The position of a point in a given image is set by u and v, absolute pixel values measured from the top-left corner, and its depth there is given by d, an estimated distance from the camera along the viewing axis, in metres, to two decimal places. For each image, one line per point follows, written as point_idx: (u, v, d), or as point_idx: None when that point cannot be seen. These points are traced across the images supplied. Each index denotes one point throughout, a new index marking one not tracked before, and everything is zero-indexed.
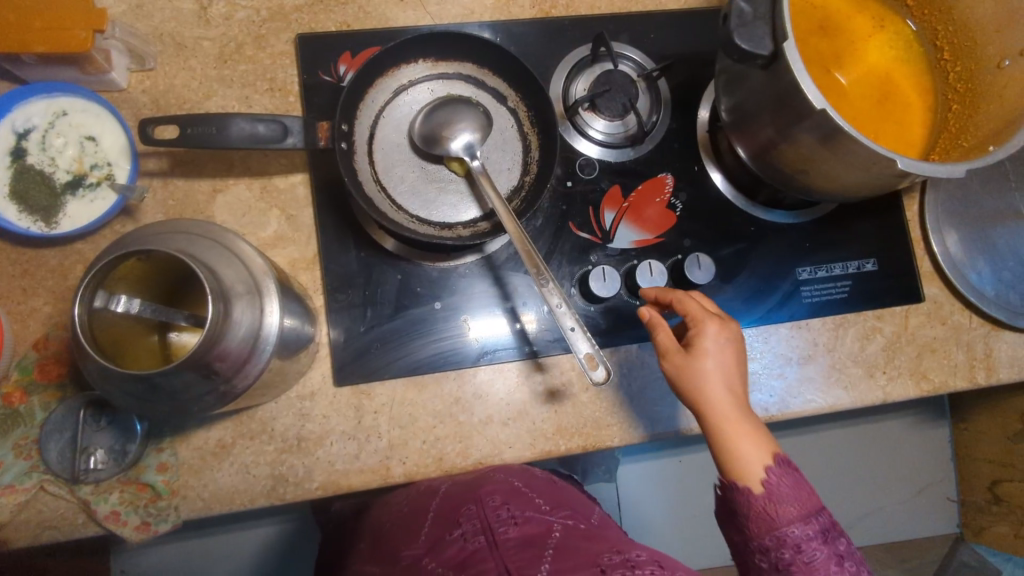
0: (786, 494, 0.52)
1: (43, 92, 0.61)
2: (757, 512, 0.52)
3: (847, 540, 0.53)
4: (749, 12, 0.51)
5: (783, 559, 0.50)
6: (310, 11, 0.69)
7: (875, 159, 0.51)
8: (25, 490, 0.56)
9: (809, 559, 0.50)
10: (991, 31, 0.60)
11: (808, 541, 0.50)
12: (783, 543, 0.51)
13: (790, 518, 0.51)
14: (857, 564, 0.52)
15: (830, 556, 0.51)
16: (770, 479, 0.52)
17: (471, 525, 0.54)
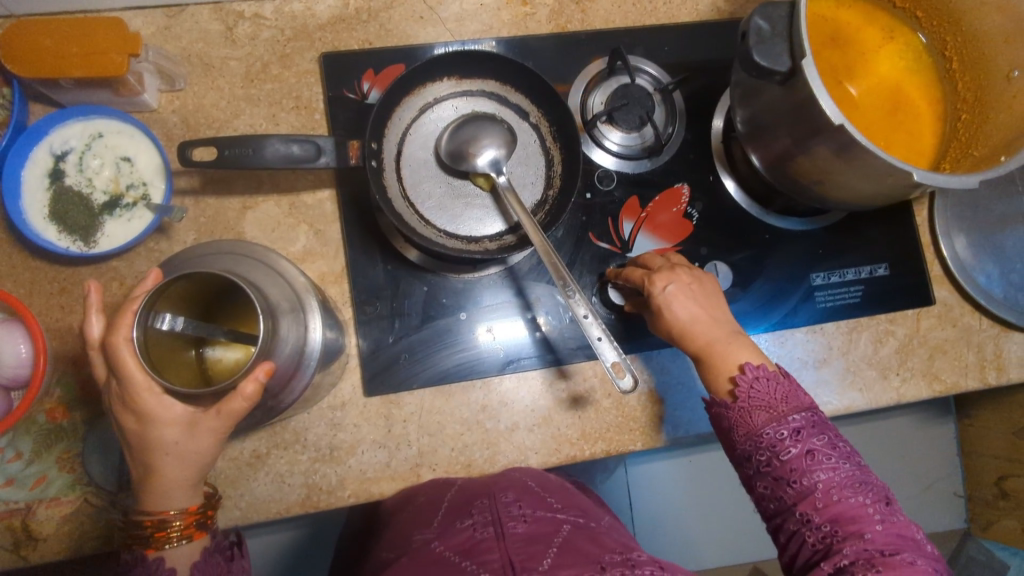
0: (758, 397, 0.53)
1: (78, 114, 0.62)
2: (733, 420, 0.54)
3: (830, 433, 0.52)
4: (767, 29, 0.53)
5: (760, 458, 0.52)
6: (332, 29, 0.70)
7: (892, 171, 0.53)
8: (70, 502, 0.58)
9: (784, 457, 0.51)
10: (1001, 43, 0.62)
11: (781, 439, 0.51)
12: (757, 443, 0.52)
13: (764, 421, 0.52)
14: (842, 458, 0.51)
15: (804, 451, 0.51)
16: (739, 387, 0.54)
17: (484, 515, 0.53)
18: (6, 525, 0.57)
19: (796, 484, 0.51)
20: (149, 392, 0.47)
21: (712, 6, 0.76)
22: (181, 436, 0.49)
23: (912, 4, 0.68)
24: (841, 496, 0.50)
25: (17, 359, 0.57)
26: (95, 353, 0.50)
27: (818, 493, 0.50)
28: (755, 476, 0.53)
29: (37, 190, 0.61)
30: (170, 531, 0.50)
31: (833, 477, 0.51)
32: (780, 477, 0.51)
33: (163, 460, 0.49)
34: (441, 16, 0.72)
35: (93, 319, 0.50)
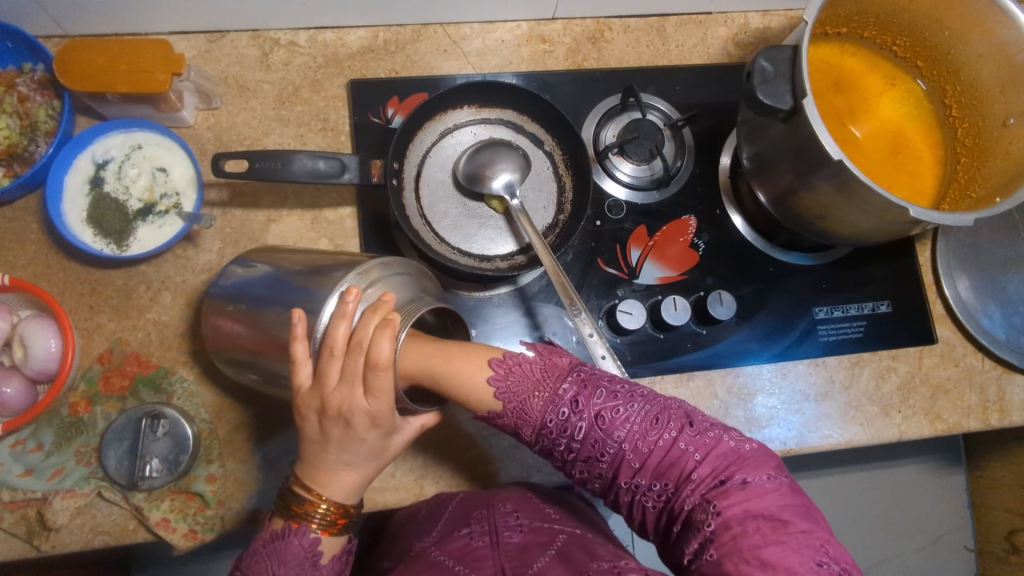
0: (517, 390, 0.52)
1: (121, 126, 0.66)
2: (516, 421, 0.52)
3: (607, 384, 0.53)
4: (771, 70, 0.56)
5: (563, 449, 0.52)
6: (362, 58, 0.75)
7: (889, 207, 0.55)
8: (84, 494, 0.59)
9: (580, 437, 0.51)
10: (997, 92, 0.64)
11: (565, 419, 0.51)
12: (546, 433, 0.52)
13: (542, 412, 0.51)
14: (628, 403, 0.52)
15: (593, 420, 0.51)
16: (500, 389, 0.52)
17: (482, 524, 0.56)
18: (22, 514, 0.59)
19: (606, 458, 0.52)
20: (389, 413, 0.49)
21: (723, 50, 0.80)
22: (376, 441, 0.51)
23: (912, 54, 0.70)
24: (647, 449, 0.51)
25: (47, 353, 0.59)
26: (334, 360, 0.48)
27: (622, 455, 0.51)
28: (567, 465, 0.54)
29: (77, 195, 0.65)
30: (319, 518, 0.51)
31: (635, 436, 0.51)
32: (593, 458, 0.52)
33: (361, 459, 0.52)
34: (464, 50, 0.77)
35: (341, 326, 0.47)
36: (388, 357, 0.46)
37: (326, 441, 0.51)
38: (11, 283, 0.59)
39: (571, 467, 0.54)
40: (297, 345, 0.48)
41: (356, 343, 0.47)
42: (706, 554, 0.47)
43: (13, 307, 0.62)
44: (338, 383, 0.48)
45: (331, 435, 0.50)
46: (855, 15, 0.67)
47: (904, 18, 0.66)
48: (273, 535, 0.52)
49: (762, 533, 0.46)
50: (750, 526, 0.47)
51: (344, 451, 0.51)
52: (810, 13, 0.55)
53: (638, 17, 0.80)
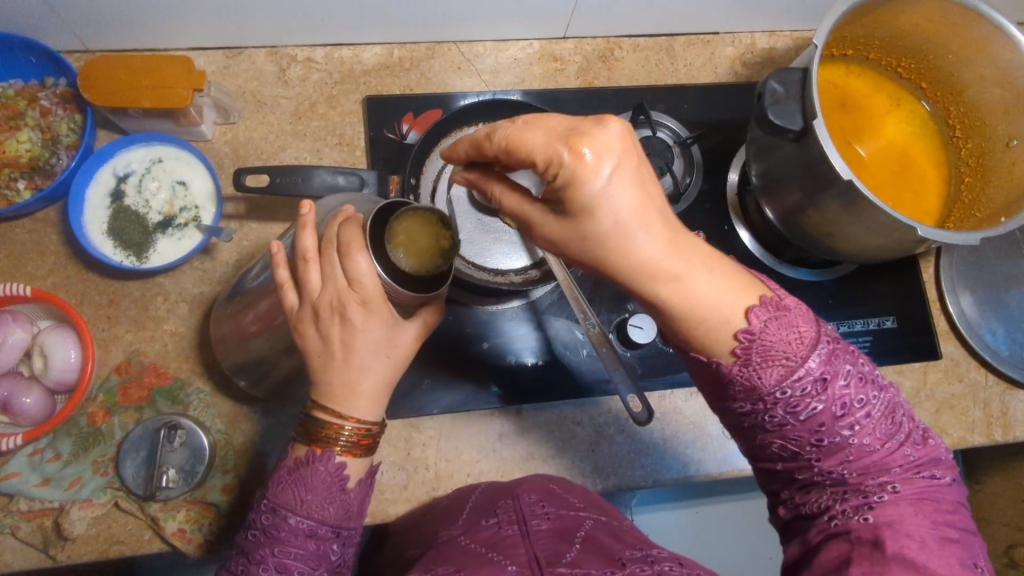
0: (770, 355, 0.45)
1: (142, 141, 0.67)
2: (738, 381, 0.46)
3: (853, 361, 0.47)
4: (781, 91, 0.57)
5: (775, 421, 0.47)
6: (377, 75, 0.76)
7: (897, 226, 0.57)
8: (101, 504, 0.60)
9: (804, 416, 0.46)
10: (1001, 114, 0.66)
11: (802, 394, 0.45)
12: (766, 403, 0.46)
13: (778, 382, 0.45)
14: (868, 390, 0.47)
15: (831, 401, 0.46)
16: (745, 346, 0.44)
17: (509, 513, 0.55)
18: (38, 523, 0.59)
19: (821, 441, 0.47)
20: (385, 298, 0.46)
21: (730, 69, 0.82)
22: (385, 337, 0.48)
23: (917, 76, 0.72)
24: (866, 442, 0.47)
25: (67, 363, 0.60)
26: (312, 262, 0.47)
27: (842, 443, 0.47)
28: (759, 432, 0.48)
29: (97, 208, 0.66)
30: (343, 438, 0.48)
31: (859, 425, 0.47)
32: (800, 436, 0.47)
33: (372, 362, 0.47)
34: (477, 67, 0.78)
35: (306, 232, 0.48)
36: (361, 240, 0.45)
37: (329, 348, 0.47)
38: (32, 294, 0.60)
39: (762, 436, 0.48)
40: (280, 270, 0.50)
41: (324, 240, 0.47)
42: (867, 526, 0.46)
43: (32, 317, 0.63)
44: (324, 283, 0.47)
45: (334, 342, 0.47)
46: (861, 38, 0.68)
47: (909, 40, 0.67)
48: (296, 463, 0.48)
49: (939, 530, 0.46)
50: (933, 521, 0.46)
51: (351, 352, 0.47)
52: (819, 36, 0.57)
53: (648, 37, 0.81)
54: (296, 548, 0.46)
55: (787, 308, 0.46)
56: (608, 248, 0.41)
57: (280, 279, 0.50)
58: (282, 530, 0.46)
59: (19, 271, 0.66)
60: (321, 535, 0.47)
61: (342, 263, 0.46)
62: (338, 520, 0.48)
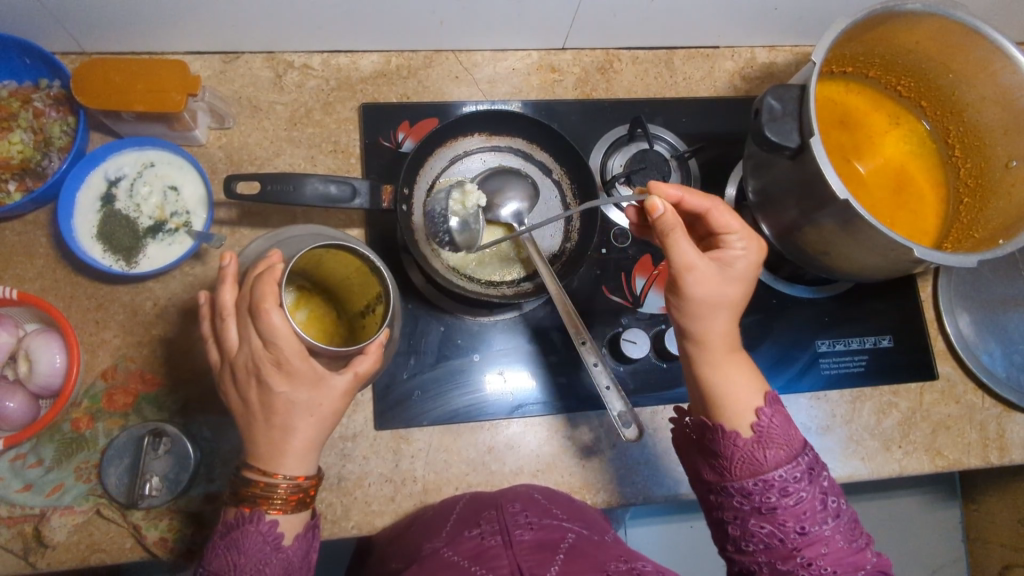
0: (775, 438, 0.52)
1: (134, 145, 0.67)
2: (743, 456, 0.51)
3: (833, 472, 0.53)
4: (779, 109, 0.56)
5: (769, 502, 0.50)
6: (373, 83, 0.76)
7: (893, 247, 0.56)
8: (82, 512, 0.59)
9: (793, 501, 0.50)
10: (1001, 135, 0.65)
11: (796, 481, 0.50)
12: (765, 483, 0.50)
13: (776, 462, 0.51)
14: (841, 498, 0.52)
15: (816, 495, 0.51)
16: (761, 424, 0.52)
17: (492, 524, 0.55)
18: (19, 530, 0.59)
19: (806, 530, 0.50)
20: (296, 358, 0.47)
21: (730, 84, 0.82)
22: (306, 396, 0.49)
23: (917, 95, 0.71)
24: (839, 542, 0.50)
25: (51, 368, 0.60)
26: (230, 320, 0.50)
27: (817, 537, 0.50)
28: (750, 514, 0.51)
29: (88, 211, 0.65)
30: (272, 497, 0.48)
31: (834, 525, 0.50)
32: (788, 522, 0.50)
33: (295, 421, 0.49)
34: (475, 77, 0.78)
35: (228, 288, 0.51)
36: (272, 297, 0.47)
37: (252, 410, 0.49)
38: (18, 297, 0.59)
39: (753, 520, 0.50)
40: (206, 324, 0.54)
41: (240, 296, 0.50)
42: None
43: (18, 321, 0.62)
44: (240, 342, 0.49)
45: (254, 403, 0.49)
46: (861, 56, 0.68)
47: (909, 59, 0.67)
48: (230, 526, 0.48)
49: None
50: None
51: (271, 415, 0.48)
52: (818, 53, 0.56)
53: (647, 50, 0.81)
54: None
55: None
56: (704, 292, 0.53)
57: (210, 335, 0.54)
58: None
59: (7, 273, 0.65)
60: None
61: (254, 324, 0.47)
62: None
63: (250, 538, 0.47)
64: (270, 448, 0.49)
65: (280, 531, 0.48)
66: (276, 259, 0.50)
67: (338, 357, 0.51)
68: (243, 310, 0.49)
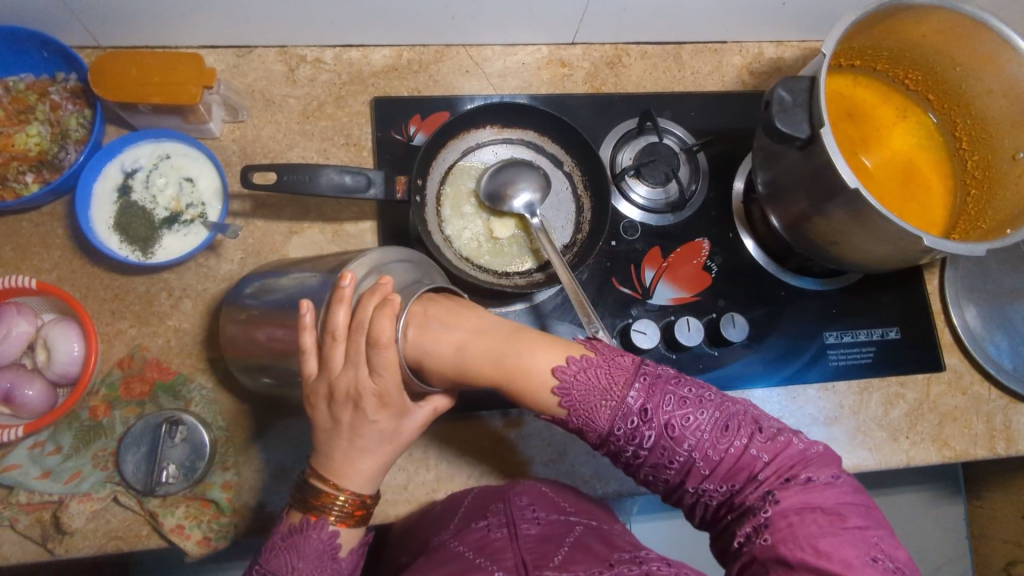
0: (585, 397, 0.50)
1: (150, 137, 0.68)
2: (580, 428, 0.51)
3: (675, 389, 0.51)
4: (789, 100, 0.57)
5: (637, 455, 0.50)
6: (385, 77, 0.77)
7: (903, 236, 0.57)
8: (100, 498, 0.60)
9: (647, 445, 0.50)
10: (1007, 127, 0.66)
11: (634, 428, 0.50)
12: (612, 442, 0.50)
13: (605, 421, 0.50)
14: (695, 409, 0.51)
15: (662, 427, 0.50)
16: (565, 394, 0.49)
17: (498, 518, 0.55)
18: (37, 516, 0.59)
19: (677, 464, 0.50)
20: (398, 393, 0.47)
21: (737, 78, 0.82)
22: (391, 426, 0.49)
23: (924, 88, 0.72)
24: (716, 455, 0.50)
25: (70, 357, 0.60)
26: (338, 342, 0.47)
27: (692, 462, 0.50)
28: (632, 469, 0.52)
29: (105, 202, 0.66)
30: (337, 508, 0.49)
31: (705, 443, 0.50)
32: (666, 462, 0.50)
33: (374, 447, 0.49)
34: (486, 71, 0.78)
35: (341, 309, 0.47)
36: (388, 335, 0.45)
37: (336, 428, 0.49)
38: (37, 287, 0.60)
39: (641, 473, 0.52)
40: (307, 335, 0.48)
41: (357, 320, 0.46)
42: (766, 546, 0.47)
43: (36, 310, 0.63)
44: (345, 365, 0.47)
45: (339, 422, 0.48)
46: (869, 49, 0.69)
47: (916, 52, 0.67)
48: (292, 528, 0.49)
49: (827, 533, 0.47)
50: (812, 522, 0.47)
51: (355, 438, 0.48)
52: (828, 44, 0.57)
53: (655, 45, 0.82)
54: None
55: (593, 355, 0.51)
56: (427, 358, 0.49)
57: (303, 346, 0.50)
58: None
59: (25, 264, 0.66)
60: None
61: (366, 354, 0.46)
62: None
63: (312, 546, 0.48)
64: (327, 459, 0.49)
65: (339, 544, 0.49)
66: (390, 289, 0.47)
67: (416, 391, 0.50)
68: (354, 338, 0.46)
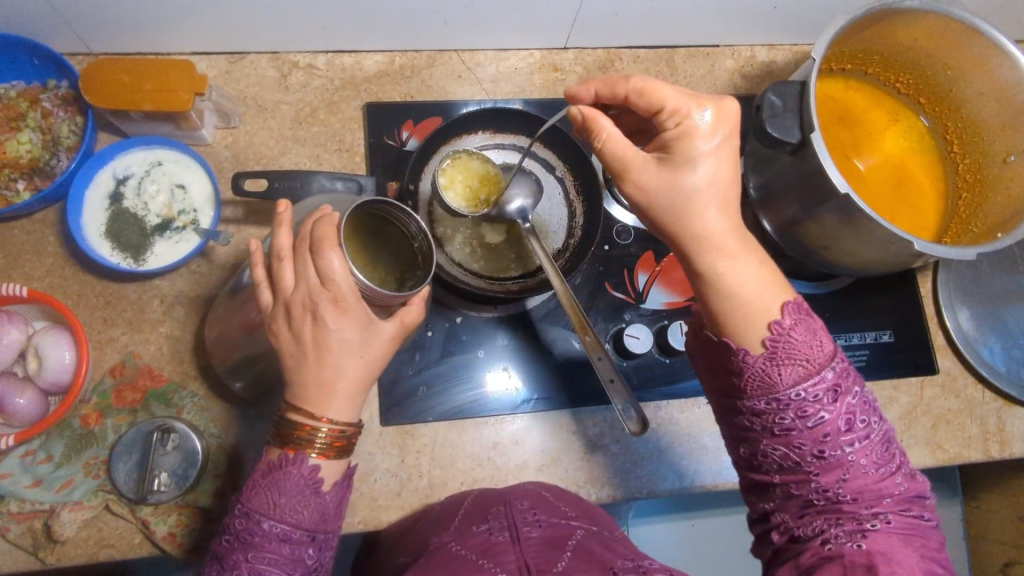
0: (781, 350, 0.48)
1: (142, 143, 0.68)
2: (755, 375, 0.49)
3: (862, 389, 0.50)
4: (780, 105, 0.57)
5: (784, 423, 0.48)
6: (377, 82, 0.77)
7: (894, 241, 0.57)
8: (92, 507, 0.60)
9: (813, 423, 0.47)
10: (998, 130, 0.66)
11: (813, 400, 0.47)
12: (779, 403, 0.48)
13: (791, 379, 0.48)
14: (872, 416, 0.49)
15: (839, 414, 0.48)
16: (773, 338, 0.48)
17: (500, 520, 0.55)
18: (28, 525, 0.59)
19: (827, 454, 0.48)
20: (355, 296, 0.46)
21: (730, 82, 0.82)
22: (358, 336, 0.47)
23: (915, 91, 0.72)
24: (866, 468, 0.48)
25: (61, 364, 0.60)
26: (286, 260, 0.47)
27: (844, 463, 0.48)
28: (764, 435, 0.49)
29: (96, 209, 0.66)
30: (317, 440, 0.48)
31: (863, 447, 0.48)
32: (805, 445, 0.48)
33: (345, 362, 0.47)
34: (478, 76, 0.78)
35: (283, 231, 0.48)
36: (333, 237, 0.46)
37: (302, 349, 0.47)
38: (28, 295, 0.60)
39: (766, 442, 0.49)
40: (257, 269, 0.50)
41: (299, 237, 0.47)
42: (860, 550, 0.46)
43: (27, 318, 0.63)
44: (297, 280, 0.47)
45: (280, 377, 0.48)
46: (861, 53, 0.69)
47: (908, 56, 0.68)
48: (271, 466, 0.48)
49: (925, 561, 0.45)
50: (919, 551, 0.46)
51: (323, 352, 0.46)
52: (818, 50, 0.57)
53: (648, 49, 0.82)
54: (270, 552, 0.46)
55: (811, 320, 0.50)
56: (691, 202, 0.48)
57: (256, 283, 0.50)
58: (256, 535, 0.46)
59: (16, 272, 0.66)
60: (297, 539, 0.47)
61: (313, 260, 0.46)
62: (317, 519, 0.48)
63: (295, 479, 0.47)
64: (297, 397, 0.47)
65: (321, 477, 0.48)
66: (330, 210, 0.49)
67: (384, 308, 0.50)
68: (296, 251, 0.47)
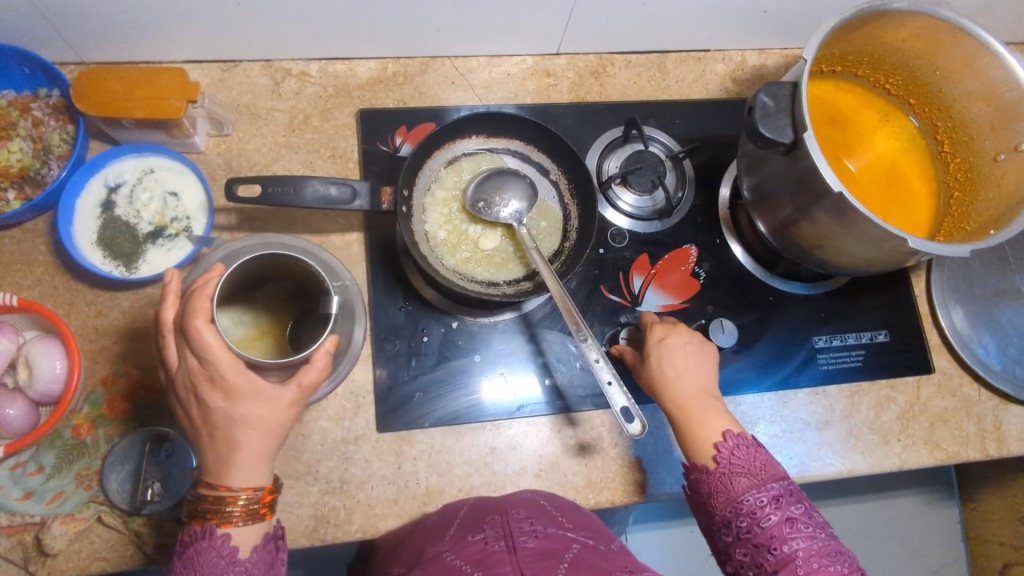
0: (741, 467, 0.55)
1: (133, 151, 0.67)
2: (714, 487, 0.55)
3: (808, 503, 0.54)
4: (772, 105, 0.57)
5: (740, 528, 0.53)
6: (370, 88, 0.77)
7: (889, 238, 0.57)
8: (84, 519, 0.59)
9: (763, 525, 0.52)
10: (988, 129, 0.67)
11: (762, 505, 0.53)
12: (735, 508, 0.54)
13: (743, 487, 0.54)
14: (815, 525, 0.53)
15: (783, 519, 0.52)
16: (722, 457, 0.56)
17: (496, 529, 0.54)
18: (19, 539, 0.58)
19: (777, 552, 0.51)
20: (239, 369, 0.48)
21: (721, 86, 0.83)
22: (245, 410, 0.49)
23: (905, 92, 0.73)
24: (816, 564, 0.51)
25: (52, 374, 0.59)
26: (169, 337, 0.51)
27: (793, 560, 0.51)
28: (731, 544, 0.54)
29: (88, 218, 0.66)
30: (226, 511, 0.48)
31: (809, 546, 0.51)
32: (760, 547, 0.52)
33: (237, 434, 0.49)
34: (471, 82, 0.79)
35: (167, 303, 0.52)
36: (205, 310, 0.49)
37: (196, 426, 0.50)
38: (19, 304, 0.59)
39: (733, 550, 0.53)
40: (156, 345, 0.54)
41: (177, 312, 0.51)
42: None
43: (18, 328, 0.62)
44: (179, 359, 0.51)
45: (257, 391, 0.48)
46: (850, 55, 0.69)
47: (897, 58, 0.68)
48: (185, 545, 0.48)
49: None
50: None
51: (214, 430, 0.49)
52: (809, 51, 0.57)
53: (639, 54, 0.82)
54: None
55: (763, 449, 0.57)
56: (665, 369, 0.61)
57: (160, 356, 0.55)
58: None
59: (6, 281, 0.65)
60: None
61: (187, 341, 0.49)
62: None
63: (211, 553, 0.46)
64: (222, 432, 0.49)
65: (235, 544, 0.48)
66: (212, 274, 0.52)
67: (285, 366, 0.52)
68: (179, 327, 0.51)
